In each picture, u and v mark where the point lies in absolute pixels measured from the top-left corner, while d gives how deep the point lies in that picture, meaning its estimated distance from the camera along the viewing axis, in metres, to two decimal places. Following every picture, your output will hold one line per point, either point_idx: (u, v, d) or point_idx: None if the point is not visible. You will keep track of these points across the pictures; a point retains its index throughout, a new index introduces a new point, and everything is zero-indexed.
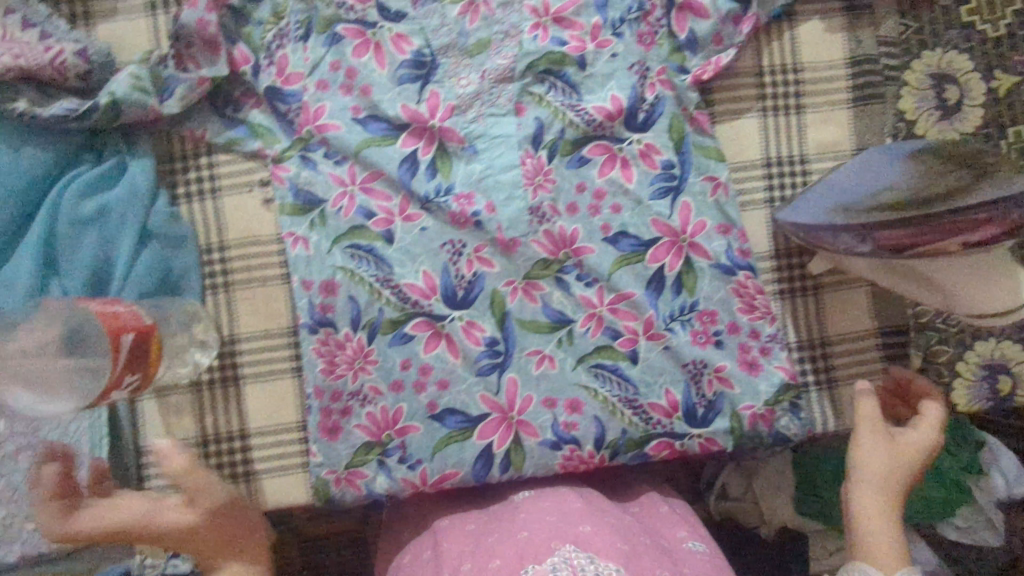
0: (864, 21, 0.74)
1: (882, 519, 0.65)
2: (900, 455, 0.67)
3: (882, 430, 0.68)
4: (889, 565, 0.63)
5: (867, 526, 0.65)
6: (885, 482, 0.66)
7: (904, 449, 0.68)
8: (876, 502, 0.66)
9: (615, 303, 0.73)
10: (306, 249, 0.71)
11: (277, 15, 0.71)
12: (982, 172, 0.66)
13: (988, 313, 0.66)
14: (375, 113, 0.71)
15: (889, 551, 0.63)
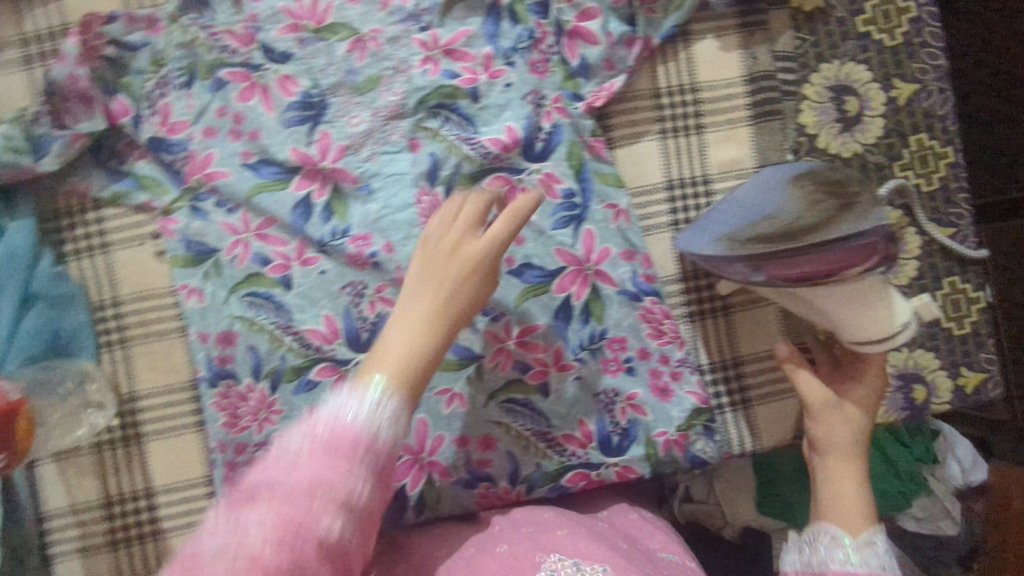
0: (759, 37, 0.73)
1: (845, 479, 0.62)
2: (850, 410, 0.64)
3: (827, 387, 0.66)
4: (857, 521, 0.60)
5: (830, 487, 0.62)
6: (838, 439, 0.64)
7: (855, 402, 0.65)
8: (835, 460, 0.63)
9: (522, 335, 0.72)
10: (201, 301, 0.70)
11: (156, 62, 0.69)
12: (847, 202, 0.64)
13: (870, 338, 0.65)
14: (266, 157, 0.70)
15: (857, 510, 0.60)
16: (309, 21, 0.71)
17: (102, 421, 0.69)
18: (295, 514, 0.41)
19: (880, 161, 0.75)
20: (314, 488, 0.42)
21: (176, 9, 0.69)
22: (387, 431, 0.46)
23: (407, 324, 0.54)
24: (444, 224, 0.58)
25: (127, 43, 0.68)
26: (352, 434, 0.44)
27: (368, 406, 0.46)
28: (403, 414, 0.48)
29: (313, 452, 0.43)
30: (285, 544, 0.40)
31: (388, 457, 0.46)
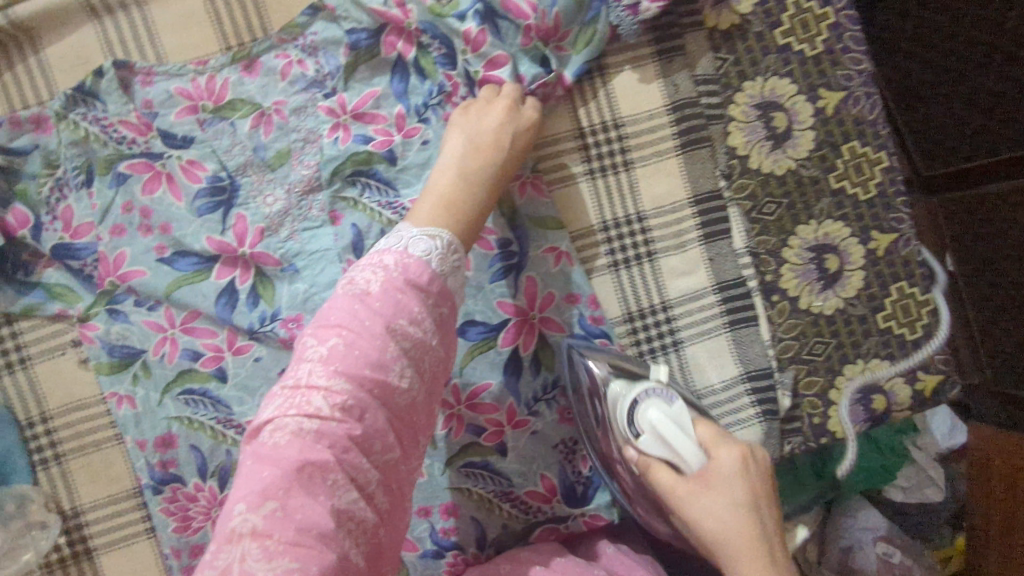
0: (678, 64, 0.71)
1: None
2: (732, 517, 0.53)
3: (694, 484, 0.56)
4: None
5: None
6: (743, 545, 0.52)
7: (720, 487, 0.55)
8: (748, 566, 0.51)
9: (473, 398, 0.70)
10: (133, 407, 0.67)
11: (50, 164, 0.66)
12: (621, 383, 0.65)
13: (677, 477, 0.57)
14: (182, 249, 0.67)
15: None
16: (207, 100, 0.67)
17: (48, 540, 0.67)
18: (368, 349, 0.51)
19: (814, 174, 0.73)
20: (384, 332, 0.52)
21: (62, 106, 0.65)
22: (451, 280, 0.57)
23: (460, 175, 0.63)
24: (501, 99, 0.65)
25: (14, 149, 0.66)
26: (422, 276, 0.55)
27: (439, 249, 0.57)
28: (461, 259, 0.59)
29: (388, 296, 0.53)
30: (354, 409, 0.49)
31: (450, 305, 0.56)
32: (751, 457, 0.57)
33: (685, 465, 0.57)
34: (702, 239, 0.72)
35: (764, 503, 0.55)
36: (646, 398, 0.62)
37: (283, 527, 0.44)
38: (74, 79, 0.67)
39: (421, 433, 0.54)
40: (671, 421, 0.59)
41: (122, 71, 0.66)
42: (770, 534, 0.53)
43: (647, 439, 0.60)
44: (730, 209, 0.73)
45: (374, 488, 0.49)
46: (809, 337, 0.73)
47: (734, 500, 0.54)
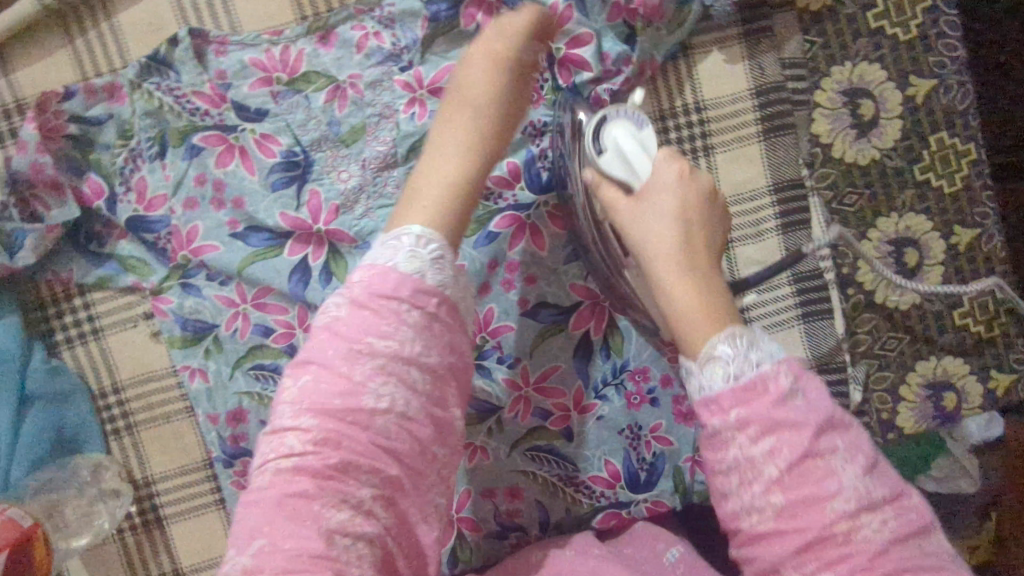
0: (765, 45, 0.69)
1: (690, 287, 0.47)
2: (661, 225, 0.50)
3: (633, 195, 0.53)
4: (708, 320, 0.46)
5: (678, 298, 0.47)
6: (665, 248, 0.50)
7: (658, 197, 0.52)
8: (677, 271, 0.49)
9: (542, 380, 0.70)
10: (205, 381, 0.66)
11: (124, 134, 0.65)
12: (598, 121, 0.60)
13: (616, 192, 0.54)
14: (254, 224, 0.66)
15: (708, 313, 0.46)
16: (281, 72, 0.65)
17: (122, 509, 0.68)
18: (340, 382, 0.45)
19: (899, 166, 0.70)
20: (351, 354, 0.46)
21: (137, 76, 0.64)
22: (432, 276, 0.48)
23: (431, 170, 0.53)
24: (482, 62, 0.56)
25: (88, 118, 0.64)
26: (388, 282, 0.47)
27: (407, 248, 0.48)
28: (444, 254, 0.49)
29: (354, 314, 0.47)
30: (329, 441, 0.44)
31: (436, 300, 0.48)
32: (692, 175, 0.53)
33: (634, 181, 0.53)
34: (780, 228, 0.70)
35: (705, 222, 0.52)
36: (614, 116, 0.56)
37: (272, 560, 0.42)
38: (148, 47, 0.65)
39: (434, 445, 0.47)
40: (635, 142, 0.54)
41: (197, 39, 0.65)
42: (698, 245, 0.50)
43: (608, 158, 0.54)
44: (811, 198, 0.71)
45: (375, 504, 0.45)
46: (882, 332, 0.72)
47: (663, 210, 0.51)
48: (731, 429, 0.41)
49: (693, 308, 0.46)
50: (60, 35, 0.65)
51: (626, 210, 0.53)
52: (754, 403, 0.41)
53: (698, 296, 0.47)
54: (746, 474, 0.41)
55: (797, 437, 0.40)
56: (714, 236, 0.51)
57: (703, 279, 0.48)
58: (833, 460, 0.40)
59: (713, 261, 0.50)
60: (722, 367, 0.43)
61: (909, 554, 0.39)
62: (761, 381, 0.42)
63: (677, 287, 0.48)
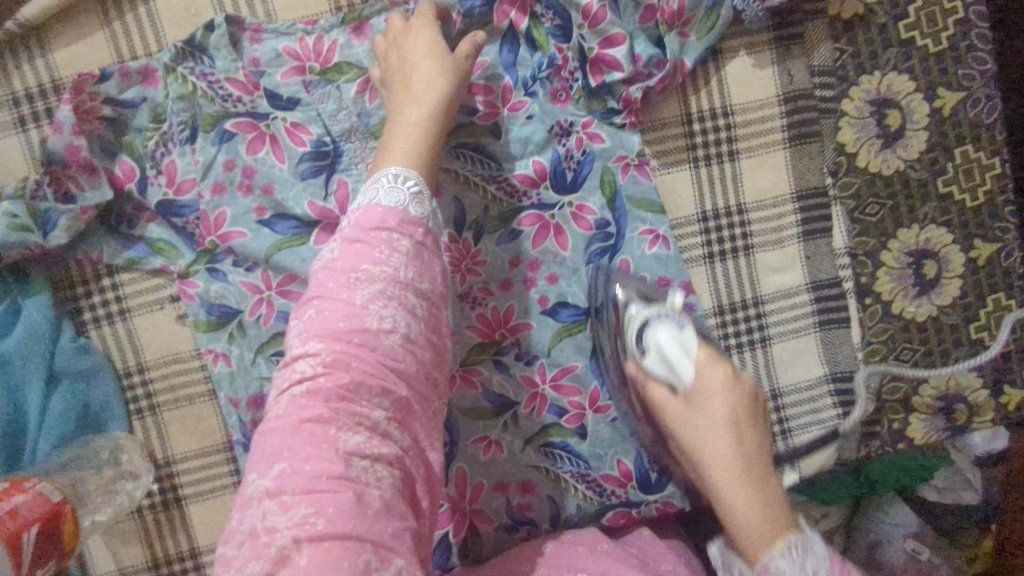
0: (795, 52, 0.69)
1: (742, 497, 0.55)
2: (709, 426, 0.58)
3: (682, 403, 0.60)
4: (764, 528, 0.53)
5: (736, 527, 0.55)
6: (720, 463, 0.57)
7: (697, 398, 0.59)
8: (727, 482, 0.56)
9: (558, 378, 0.71)
10: (228, 365, 0.67)
11: (157, 118, 0.66)
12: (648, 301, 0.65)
13: (669, 417, 0.60)
14: (282, 212, 0.66)
15: (760, 518, 0.54)
16: (314, 62, 0.66)
17: (142, 489, 0.69)
18: (337, 308, 0.49)
19: (923, 177, 0.71)
20: (350, 283, 0.50)
21: (171, 60, 0.65)
22: (414, 209, 0.54)
23: (401, 116, 0.61)
24: (409, 33, 0.63)
25: (123, 101, 0.65)
26: (375, 217, 0.52)
27: (387, 185, 0.55)
28: (422, 183, 0.56)
29: (347, 251, 0.51)
30: (338, 361, 0.47)
31: (422, 231, 0.54)
32: (734, 376, 0.60)
33: (679, 383, 0.61)
34: (801, 235, 0.71)
35: (743, 411, 0.59)
36: (659, 319, 0.63)
37: (295, 479, 0.43)
38: (183, 32, 0.65)
39: (434, 369, 0.52)
40: (677, 346, 0.61)
41: (233, 26, 0.65)
42: (747, 450, 0.57)
43: (653, 359, 0.62)
44: (833, 207, 0.71)
45: (389, 425, 0.48)
46: (899, 342, 0.72)
47: (711, 418, 0.58)
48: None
49: (755, 525, 0.54)
50: (97, 18, 0.65)
51: (675, 414, 0.60)
52: None
53: (756, 517, 0.54)
54: None
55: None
56: (762, 437, 0.59)
57: (760, 497, 0.55)
58: None
59: (761, 459, 0.58)
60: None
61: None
62: None
63: (733, 504, 0.55)
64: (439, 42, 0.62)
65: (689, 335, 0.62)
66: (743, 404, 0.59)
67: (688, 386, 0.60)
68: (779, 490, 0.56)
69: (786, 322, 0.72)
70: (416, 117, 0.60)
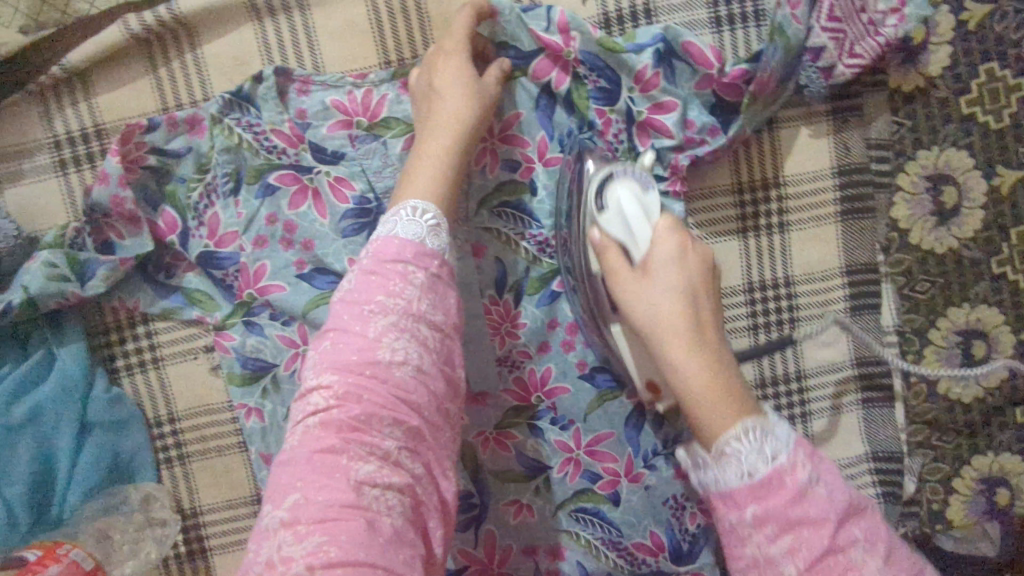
0: (852, 124, 0.68)
1: (698, 371, 0.51)
2: (665, 301, 0.53)
3: (634, 275, 0.55)
4: (727, 402, 0.49)
5: (696, 400, 0.50)
6: (669, 328, 0.52)
7: (653, 267, 0.54)
8: (683, 354, 0.51)
9: (593, 444, 0.69)
10: (261, 420, 0.66)
11: (202, 169, 0.65)
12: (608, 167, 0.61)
13: (622, 289, 0.55)
14: (321, 266, 0.65)
15: (718, 387, 0.50)
16: (362, 117, 0.64)
17: (170, 539, 0.68)
18: (354, 348, 0.49)
19: (977, 257, 0.68)
20: (364, 315, 0.49)
21: (218, 111, 0.63)
22: (431, 242, 0.53)
23: (421, 142, 0.60)
24: (440, 58, 0.61)
25: (168, 150, 0.64)
26: (390, 249, 0.52)
27: (405, 219, 0.54)
28: (439, 216, 0.55)
29: (362, 282, 0.51)
30: (350, 395, 0.47)
31: (438, 263, 0.53)
32: (691, 246, 0.55)
33: (635, 249, 0.56)
34: (849, 310, 0.69)
35: (707, 285, 0.54)
36: (621, 175, 0.59)
37: (307, 511, 0.43)
38: (231, 82, 0.64)
39: (446, 400, 0.51)
40: (636, 205, 0.57)
41: (281, 78, 0.64)
42: (703, 322, 0.53)
43: (609, 215, 0.57)
44: (882, 283, 0.70)
45: (400, 454, 0.47)
46: (941, 423, 0.70)
47: (670, 287, 0.53)
48: (749, 526, 0.46)
49: (708, 392, 0.50)
50: (143, 63, 0.64)
51: (624, 280, 0.55)
52: (767, 500, 0.45)
53: (707, 376, 0.50)
54: (766, 570, 0.46)
55: (814, 535, 0.44)
56: (717, 316, 0.54)
57: (715, 366, 0.51)
58: (853, 555, 0.44)
59: (718, 336, 0.53)
60: (736, 464, 0.46)
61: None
62: (776, 478, 0.45)
63: (687, 367, 0.51)
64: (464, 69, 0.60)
65: (646, 197, 0.58)
66: (705, 276, 0.55)
67: (647, 256, 0.55)
68: (734, 362, 0.52)
69: (827, 395, 0.70)
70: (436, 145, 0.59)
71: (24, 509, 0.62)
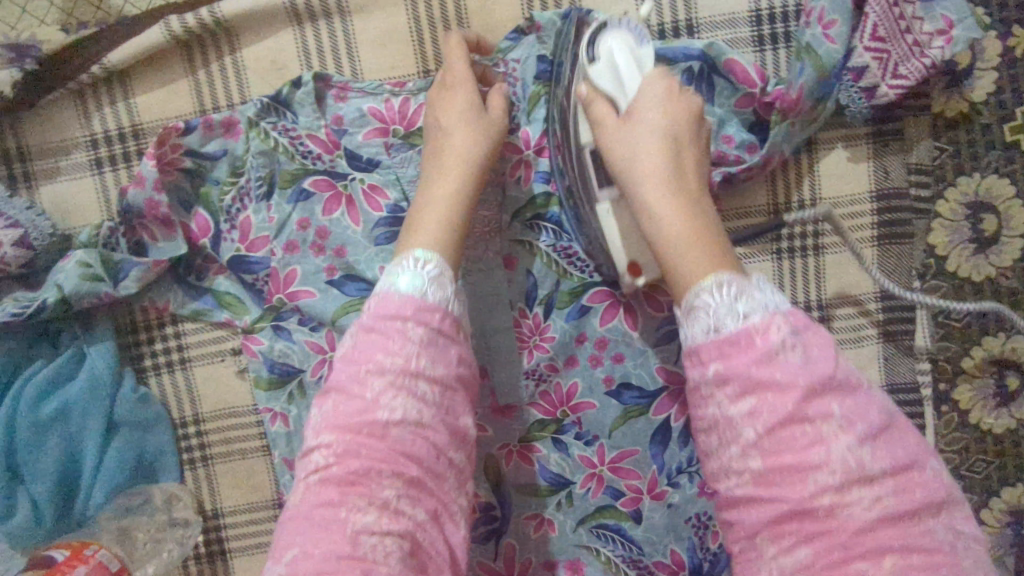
0: (892, 148, 0.66)
1: (676, 217, 0.51)
2: (646, 142, 0.54)
3: (620, 123, 0.56)
4: (707, 248, 0.49)
5: (674, 245, 0.50)
6: (647, 170, 0.53)
7: (635, 118, 0.55)
8: (660, 194, 0.52)
9: (617, 461, 0.69)
10: (286, 425, 0.65)
11: (235, 172, 0.65)
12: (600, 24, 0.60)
13: (605, 138, 0.56)
14: (352, 274, 0.64)
15: (698, 234, 0.50)
16: (399, 124, 0.64)
17: (191, 540, 0.68)
18: (354, 410, 0.48)
19: (1015, 286, 0.67)
20: (361, 376, 0.49)
21: (255, 114, 0.63)
22: (433, 294, 0.51)
23: (426, 188, 0.59)
24: (446, 97, 0.61)
25: (205, 153, 0.64)
26: (391, 306, 0.51)
27: (408, 269, 0.52)
28: (443, 266, 0.53)
29: (362, 340, 0.50)
30: (349, 451, 0.47)
31: (440, 315, 0.51)
32: (676, 95, 0.56)
33: (622, 99, 0.57)
34: (882, 336, 0.68)
35: (689, 147, 0.55)
36: (615, 25, 0.59)
37: (306, 563, 0.43)
38: (270, 87, 0.65)
39: (449, 449, 0.50)
40: (628, 56, 0.58)
41: (320, 84, 0.64)
42: (683, 173, 0.53)
43: (599, 67, 0.57)
44: (919, 310, 0.68)
45: (400, 502, 0.46)
46: (971, 452, 0.69)
47: (650, 132, 0.54)
48: (710, 385, 0.44)
49: (685, 237, 0.50)
50: (181, 64, 0.64)
51: (608, 128, 0.56)
52: (733, 356, 0.43)
53: (686, 224, 0.50)
54: (724, 431, 0.44)
55: (779, 400, 0.42)
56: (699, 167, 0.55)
57: (693, 212, 0.51)
58: (820, 425, 0.41)
59: (698, 186, 0.54)
60: (705, 318, 0.45)
61: (902, 532, 0.39)
62: (747, 333, 0.43)
63: (664, 212, 0.51)
64: (468, 111, 0.60)
65: (636, 48, 0.58)
66: (688, 135, 0.56)
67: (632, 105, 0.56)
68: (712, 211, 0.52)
69: None
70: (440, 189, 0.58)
71: (50, 505, 0.62)
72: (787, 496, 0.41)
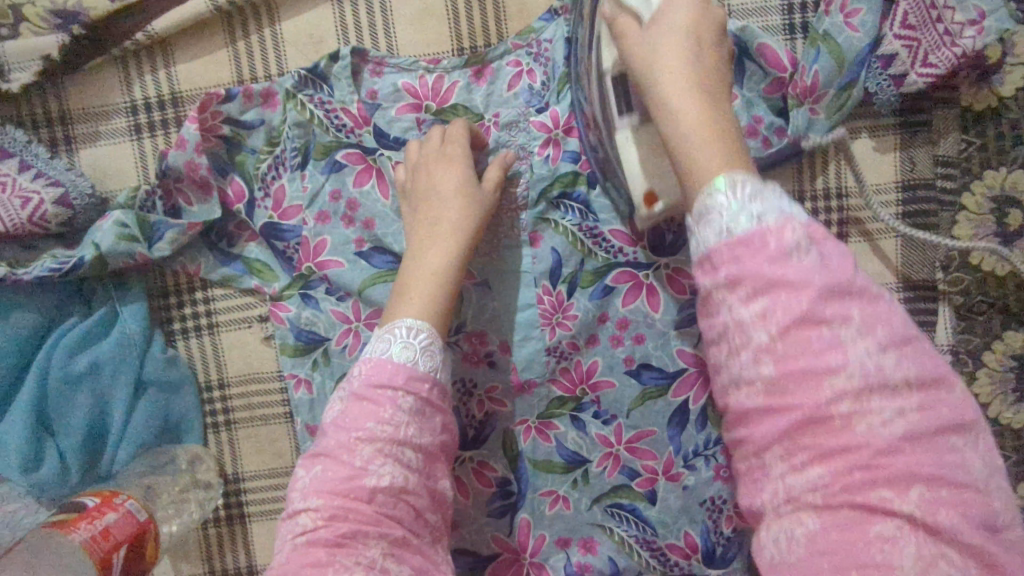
0: (920, 139, 0.68)
1: (697, 125, 0.50)
2: (672, 54, 0.52)
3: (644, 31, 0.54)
4: (725, 164, 0.48)
5: (691, 154, 0.50)
6: (669, 80, 0.52)
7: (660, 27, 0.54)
8: (682, 111, 0.51)
9: (634, 441, 0.69)
10: (309, 392, 0.66)
11: (271, 142, 0.66)
12: None
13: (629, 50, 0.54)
14: (380, 246, 0.65)
15: (715, 152, 0.49)
16: (431, 101, 0.66)
17: (212, 502, 0.69)
18: (341, 475, 0.49)
19: None
20: (351, 442, 0.50)
21: (293, 86, 0.65)
22: (423, 363, 0.54)
23: (416, 249, 0.61)
24: (439, 164, 0.62)
25: (243, 122, 0.65)
26: (381, 375, 0.52)
27: (400, 339, 0.54)
28: (431, 334, 0.55)
29: (353, 408, 0.52)
30: (336, 515, 0.48)
31: (429, 384, 0.53)
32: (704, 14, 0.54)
33: (645, 13, 0.55)
34: None
35: (715, 59, 0.53)
36: None
37: None
38: (307, 60, 0.66)
39: (428, 510, 0.52)
40: None
41: (357, 58, 0.65)
42: (708, 86, 0.52)
43: None
44: (940, 302, 0.68)
45: (385, 561, 0.48)
46: (989, 447, 0.69)
47: (674, 45, 0.53)
48: (722, 290, 0.44)
49: (705, 152, 0.49)
50: (223, 36, 0.66)
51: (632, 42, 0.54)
52: (750, 257, 0.43)
53: (706, 139, 0.50)
54: (734, 335, 0.44)
55: (792, 301, 0.41)
56: (723, 81, 0.53)
57: (714, 128, 0.50)
58: (836, 328, 0.41)
59: (723, 105, 0.52)
60: (718, 220, 0.45)
61: (924, 453, 0.39)
62: (760, 235, 0.43)
63: (684, 124, 0.51)
64: (458, 178, 0.61)
65: None
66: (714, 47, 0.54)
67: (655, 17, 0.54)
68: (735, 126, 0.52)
69: None
70: (429, 253, 0.60)
71: (77, 458, 0.64)
72: (803, 403, 0.40)
